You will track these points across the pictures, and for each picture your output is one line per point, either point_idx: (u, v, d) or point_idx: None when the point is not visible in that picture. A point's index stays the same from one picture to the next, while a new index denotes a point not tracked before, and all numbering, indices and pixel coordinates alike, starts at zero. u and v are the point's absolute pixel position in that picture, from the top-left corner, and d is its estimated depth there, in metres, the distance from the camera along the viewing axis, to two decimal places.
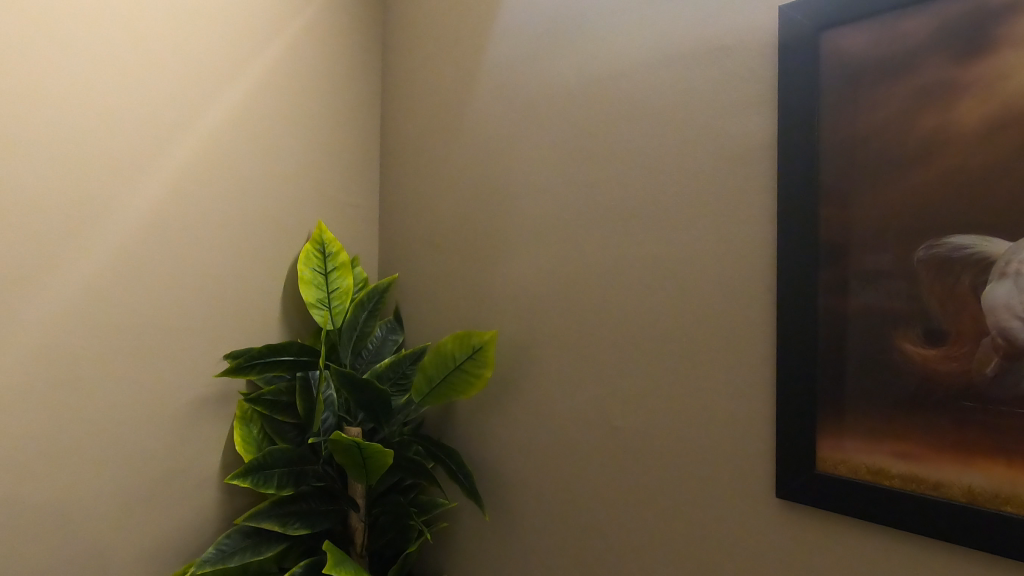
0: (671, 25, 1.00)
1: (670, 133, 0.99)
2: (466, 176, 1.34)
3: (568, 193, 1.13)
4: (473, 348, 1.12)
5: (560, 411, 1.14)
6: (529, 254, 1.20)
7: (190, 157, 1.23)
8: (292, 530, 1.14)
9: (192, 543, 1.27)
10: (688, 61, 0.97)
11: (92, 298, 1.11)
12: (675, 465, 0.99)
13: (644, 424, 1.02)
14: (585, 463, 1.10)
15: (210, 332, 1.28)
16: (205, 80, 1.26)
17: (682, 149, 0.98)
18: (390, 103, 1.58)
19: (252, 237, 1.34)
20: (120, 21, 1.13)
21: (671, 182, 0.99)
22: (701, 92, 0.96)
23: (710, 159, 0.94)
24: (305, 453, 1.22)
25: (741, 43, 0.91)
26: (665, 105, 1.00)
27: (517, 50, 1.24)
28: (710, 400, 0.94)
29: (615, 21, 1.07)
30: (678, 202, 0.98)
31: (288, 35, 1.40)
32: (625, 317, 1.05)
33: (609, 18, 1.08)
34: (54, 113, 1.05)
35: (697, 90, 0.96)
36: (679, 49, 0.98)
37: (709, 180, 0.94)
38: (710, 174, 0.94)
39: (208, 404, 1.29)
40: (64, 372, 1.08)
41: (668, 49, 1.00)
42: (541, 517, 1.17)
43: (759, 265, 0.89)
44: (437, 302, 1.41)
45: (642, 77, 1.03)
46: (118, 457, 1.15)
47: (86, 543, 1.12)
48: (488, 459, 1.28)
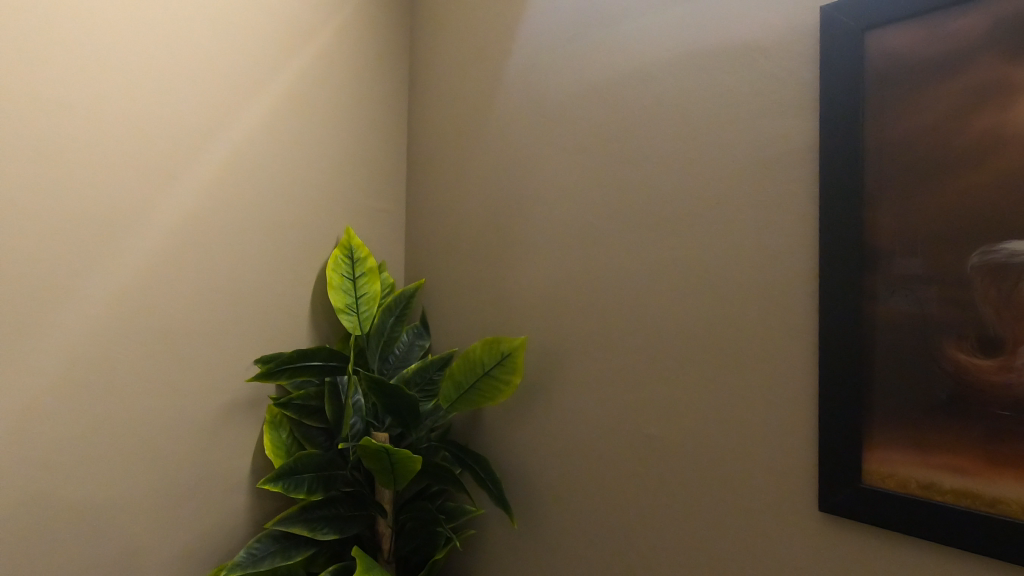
0: (705, 28, 0.98)
1: (703, 137, 0.98)
2: (493, 182, 1.33)
3: (597, 197, 1.13)
4: (502, 355, 1.11)
5: (589, 418, 1.13)
6: (558, 259, 1.19)
7: (222, 164, 1.25)
8: (322, 536, 1.14)
9: (222, 546, 1.28)
10: (722, 63, 0.96)
11: (129, 303, 1.13)
12: (709, 475, 0.97)
13: (677, 434, 1.00)
14: (616, 471, 1.09)
15: (241, 337, 1.30)
16: (237, 89, 1.28)
17: (716, 154, 0.96)
18: (417, 110, 1.58)
19: (282, 243, 1.36)
20: (156, 35, 1.16)
21: (705, 187, 0.97)
22: (736, 94, 0.94)
23: (745, 163, 0.93)
24: (333, 458, 1.22)
25: (779, 44, 0.90)
26: (698, 108, 0.99)
27: (546, 55, 1.23)
28: (747, 410, 0.92)
29: (646, 24, 1.06)
30: (712, 207, 0.96)
31: (318, 44, 1.41)
32: (657, 323, 1.03)
33: (641, 22, 1.07)
34: (91, 126, 1.07)
35: (733, 93, 0.94)
36: (713, 51, 0.97)
37: (745, 185, 0.93)
38: (746, 178, 0.93)
39: (239, 408, 1.30)
40: (102, 376, 1.11)
41: (702, 52, 0.98)
42: (570, 525, 1.16)
43: (799, 272, 0.87)
44: (465, 308, 1.40)
45: (675, 81, 1.02)
46: (153, 460, 1.17)
47: (120, 545, 1.13)
48: (516, 466, 1.27)
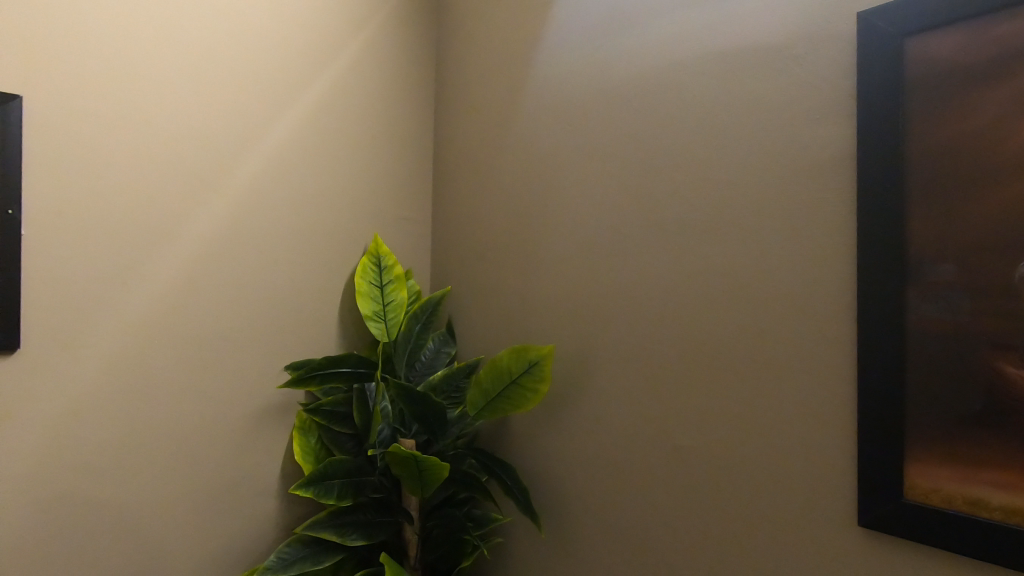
0: (736, 35, 0.97)
1: (734, 144, 0.97)
2: (520, 191, 1.34)
3: (626, 205, 1.12)
4: (531, 362, 1.11)
5: (618, 426, 1.13)
6: (586, 266, 1.19)
7: (255, 174, 1.29)
8: (351, 541, 1.16)
9: (253, 550, 1.31)
10: (754, 70, 0.95)
11: (165, 310, 1.17)
12: (742, 486, 0.96)
13: (708, 445, 0.99)
14: (645, 480, 1.08)
15: (272, 344, 1.32)
16: (269, 100, 1.31)
17: (748, 161, 0.95)
18: (444, 119, 1.59)
19: (312, 250, 1.38)
20: (192, 50, 1.20)
21: (737, 195, 0.97)
22: (768, 101, 0.93)
23: (778, 171, 0.92)
24: (362, 464, 1.23)
25: (814, 51, 0.89)
26: (729, 116, 0.98)
27: (574, 63, 1.24)
28: (783, 422, 0.91)
29: (675, 31, 1.06)
30: (744, 215, 0.96)
31: (347, 56, 1.44)
32: (687, 331, 1.03)
33: (670, 30, 1.07)
34: (130, 139, 1.12)
35: (766, 101, 0.93)
36: (745, 58, 0.96)
37: (778, 194, 0.92)
38: (779, 187, 0.92)
39: (270, 414, 1.33)
40: (140, 381, 1.14)
41: (733, 59, 0.98)
42: (599, 534, 1.16)
43: (836, 282, 0.86)
44: (492, 315, 1.41)
45: (706, 89, 1.01)
46: (187, 464, 1.21)
47: (155, 547, 1.16)
48: (544, 474, 1.26)
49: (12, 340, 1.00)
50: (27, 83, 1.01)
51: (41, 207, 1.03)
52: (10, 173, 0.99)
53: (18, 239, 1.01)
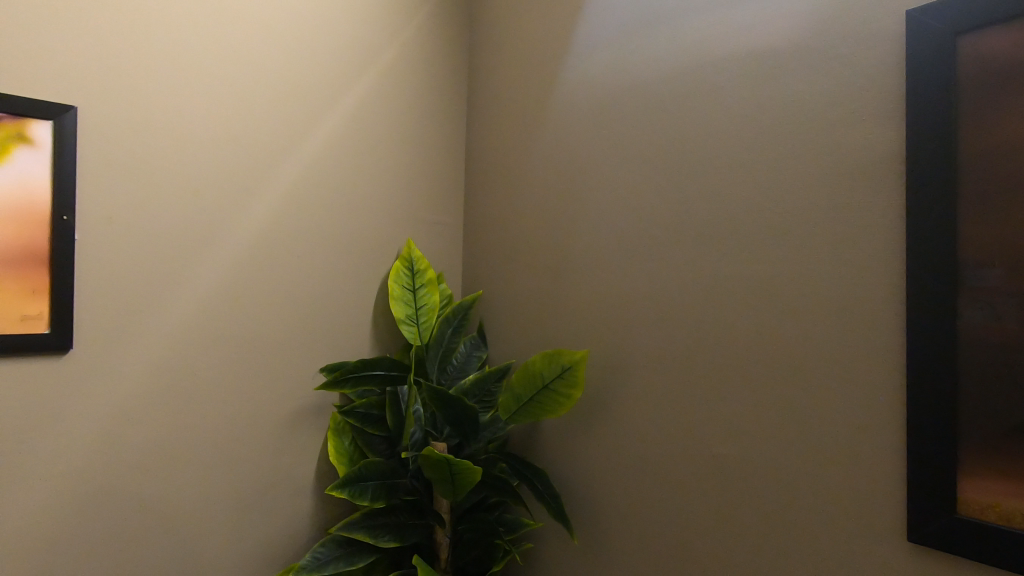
0: (774, 35, 0.96)
1: (773, 147, 0.95)
2: (553, 196, 1.34)
3: (661, 209, 1.11)
4: (563, 367, 1.10)
5: (652, 433, 1.11)
6: (620, 270, 1.18)
7: (293, 179, 1.32)
8: (383, 543, 1.16)
9: (288, 548, 1.33)
10: (795, 71, 0.93)
11: (207, 312, 1.21)
12: (782, 496, 0.93)
13: (748, 455, 0.97)
14: (681, 489, 1.06)
15: (308, 347, 1.35)
16: (307, 107, 1.34)
17: (788, 164, 0.94)
18: (476, 124, 1.60)
19: (347, 254, 1.40)
20: (233, 61, 1.24)
21: (777, 199, 0.95)
22: (810, 104, 0.91)
23: (820, 174, 0.90)
24: (395, 466, 1.25)
25: (859, 51, 0.86)
26: (769, 119, 0.96)
27: (609, 66, 1.23)
28: (827, 432, 0.88)
29: (712, 33, 1.05)
30: (785, 219, 0.94)
31: (382, 63, 1.46)
32: (725, 337, 1.01)
33: (707, 30, 1.05)
34: (174, 147, 1.17)
35: (808, 102, 0.91)
36: (783, 60, 0.95)
37: (821, 198, 0.90)
38: (822, 190, 0.89)
39: (306, 415, 1.35)
40: (182, 380, 1.18)
41: (772, 60, 0.96)
42: (633, 542, 1.14)
43: (884, 288, 0.83)
44: (525, 319, 1.41)
45: (744, 91, 1.00)
46: (225, 461, 1.24)
47: (195, 541, 1.20)
48: (577, 480, 1.26)
49: (65, 340, 1.05)
50: (82, 95, 1.07)
51: (92, 213, 1.09)
52: (66, 180, 1.05)
53: (72, 243, 1.06)
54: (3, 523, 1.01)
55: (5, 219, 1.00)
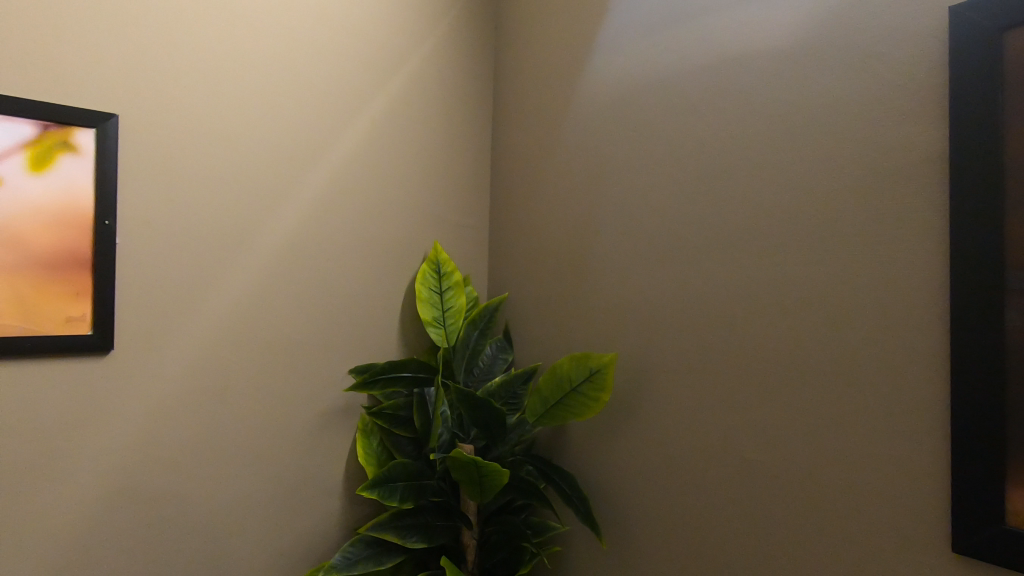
0: (806, 33, 0.95)
1: (806, 147, 0.94)
2: (580, 198, 1.34)
3: (691, 210, 1.11)
4: (591, 370, 1.10)
5: (683, 437, 1.10)
6: (649, 273, 1.18)
7: (323, 183, 1.34)
8: (412, 544, 1.17)
9: (318, 547, 1.35)
10: (829, 70, 0.92)
11: (240, 314, 1.24)
12: (818, 503, 0.91)
13: (782, 460, 0.96)
14: (712, 494, 1.05)
15: (337, 348, 1.37)
16: (335, 112, 1.36)
17: (823, 164, 0.92)
18: (501, 127, 1.61)
19: (375, 257, 1.42)
20: (265, 67, 1.27)
21: (810, 200, 0.93)
22: (845, 103, 0.90)
23: (857, 175, 0.88)
24: (423, 467, 1.25)
25: (897, 48, 0.84)
26: (802, 119, 0.95)
27: (637, 66, 1.22)
28: (865, 439, 0.86)
29: (742, 32, 1.03)
30: (820, 220, 0.92)
31: (409, 67, 1.47)
32: (757, 341, 0.99)
33: (735, 29, 1.04)
34: (208, 152, 1.21)
35: (843, 101, 0.90)
36: (816, 59, 0.93)
37: (858, 199, 0.88)
38: (859, 191, 0.88)
39: (335, 416, 1.37)
40: (216, 380, 1.22)
41: (805, 58, 0.95)
42: (662, 547, 1.13)
43: (927, 292, 0.81)
44: (552, 322, 1.41)
45: (775, 91, 0.98)
46: (257, 460, 1.27)
47: (227, 538, 1.24)
48: (607, 484, 1.25)
49: (106, 340, 1.10)
50: (123, 103, 1.12)
51: (133, 217, 1.13)
52: (108, 185, 1.10)
53: (114, 247, 1.11)
54: (50, 515, 1.06)
55: (52, 223, 1.05)
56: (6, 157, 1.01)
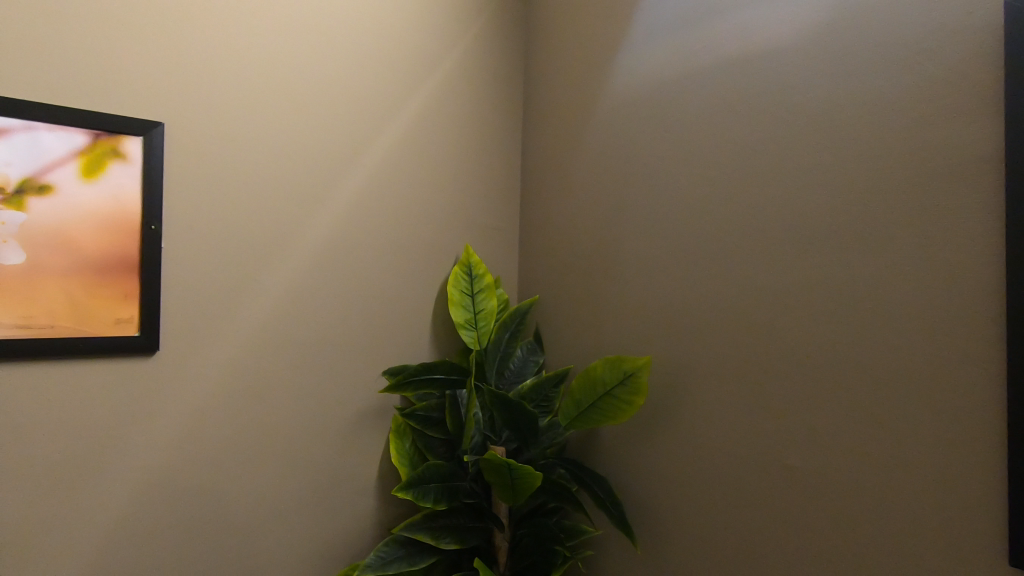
0: (847, 29, 0.92)
1: (847, 147, 0.92)
2: (612, 200, 1.33)
3: (727, 212, 1.09)
4: (625, 373, 1.09)
5: (719, 442, 1.09)
6: (684, 275, 1.16)
7: (357, 187, 1.36)
8: (445, 545, 1.18)
9: (353, 546, 1.37)
10: (873, 65, 0.89)
11: (278, 316, 1.27)
12: (861, 511, 0.89)
13: (824, 467, 0.93)
14: (750, 501, 1.04)
15: (372, 350, 1.39)
16: (369, 116, 1.38)
17: (867, 163, 0.89)
18: (532, 130, 1.61)
19: (408, 259, 1.43)
20: (301, 74, 1.30)
21: (853, 200, 0.91)
22: (889, 98, 0.87)
23: (902, 174, 0.85)
24: (455, 469, 1.26)
25: (947, 39, 0.81)
26: (844, 117, 0.92)
27: (671, 66, 1.21)
28: (913, 447, 0.83)
29: (779, 29, 1.02)
30: (863, 221, 0.89)
31: (441, 71, 1.49)
32: (797, 345, 0.97)
33: (773, 27, 1.02)
34: (246, 158, 1.24)
35: (887, 97, 0.87)
36: (859, 54, 0.91)
37: (903, 198, 0.85)
38: (906, 189, 0.84)
39: (369, 417, 1.39)
40: (256, 381, 1.25)
41: (847, 55, 0.92)
42: (697, 554, 1.12)
43: (981, 293, 0.77)
44: (585, 325, 1.41)
45: (815, 88, 0.96)
46: (294, 459, 1.30)
47: (265, 535, 1.27)
48: (642, 489, 1.24)
49: (153, 341, 1.14)
50: (167, 111, 1.16)
51: (177, 223, 1.17)
52: (155, 192, 1.13)
53: (160, 250, 1.14)
54: (100, 509, 1.11)
55: (103, 228, 1.10)
56: (61, 165, 1.06)
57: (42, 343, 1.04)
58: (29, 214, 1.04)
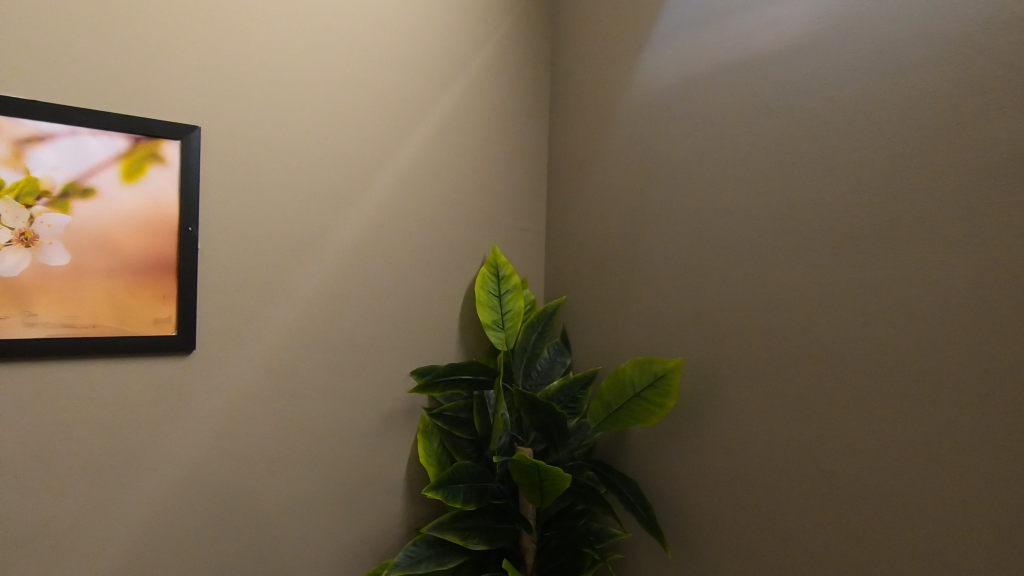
0: (884, 18, 0.89)
1: (881, 139, 0.88)
2: (641, 200, 1.32)
3: (759, 211, 1.07)
4: (656, 375, 1.08)
5: (753, 447, 1.06)
6: (714, 276, 1.15)
7: (385, 188, 1.37)
8: (473, 545, 1.18)
9: (382, 545, 1.38)
10: (907, 53, 0.85)
11: (307, 316, 1.29)
12: (899, 519, 0.85)
13: (862, 475, 0.90)
14: (784, 506, 1.01)
15: (400, 351, 1.40)
16: (396, 117, 1.39)
17: (903, 155, 0.86)
18: (558, 130, 1.60)
19: (435, 260, 1.44)
20: (328, 76, 1.31)
21: (887, 195, 0.87)
22: (926, 87, 0.83)
23: (939, 166, 0.81)
24: (484, 470, 1.26)
25: (987, 23, 0.77)
26: (877, 109, 0.89)
27: (699, 62, 1.20)
28: (956, 455, 0.79)
29: (810, 21, 0.99)
30: (899, 217, 0.86)
31: (468, 72, 1.49)
32: (830, 347, 0.95)
33: (803, 19, 1.00)
34: (274, 159, 1.25)
35: (923, 86, 0.84)
36: (893, 42, 0.87)
37: (941, 192, 0.81)
38: (944, 183, 0.81)
39: (397, 417, 1.40)
40: (286, 380, 1.27)
41: (880, 43, 0.89)
42: (729, 559, 1.10)
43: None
44: (614, 326, 1.39)
45: (848, 80, 0.93)
46: (322, 458, 1.31)
47: (294, 532, 1.28)
48: (672, 492, 1.23)
49: (189, 341, 1.16)
50: (201, 114, 1.18)
51: (211, 224, 1.19)
52: (191, 194, 1.16)
53: (195, 251, 1.17)
54: (136, 503, 1.14)
55: (142, 229, 1.13)
56: (102, 169, 1.09)
57: (85, 341, 1.08)
58: (73, 217, 1.07)
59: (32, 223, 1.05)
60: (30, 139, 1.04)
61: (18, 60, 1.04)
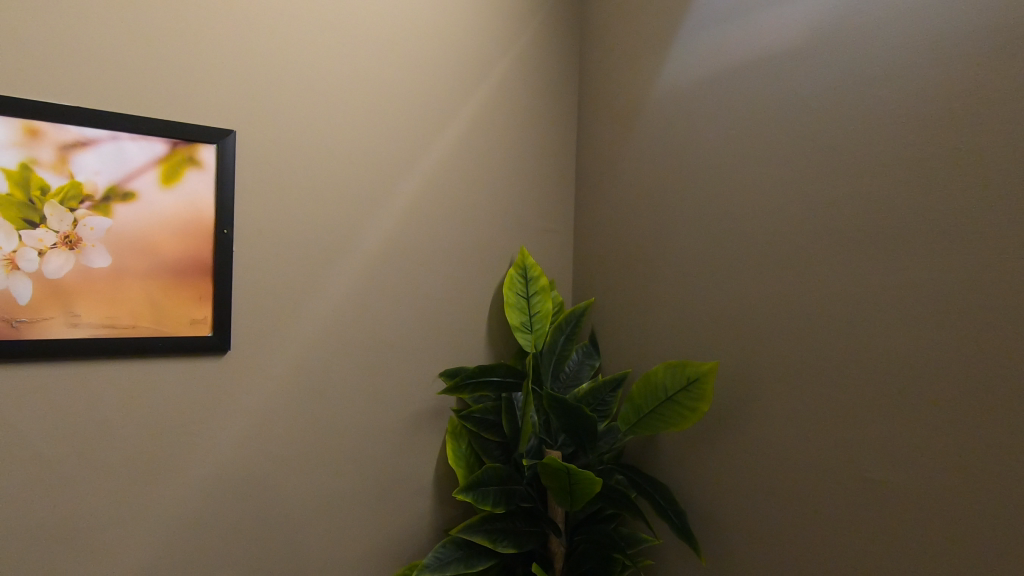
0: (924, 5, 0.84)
1: (921, 133, 0.84)
2: (670, 199, 1.30)
3: (791, 210, 1.04)
4: (690, 379, 1.05)
5: (788, 452, 1.03)
6: (747, 276, 1.12)
7: (413, 190, 1.38)
8: (502, 548, 1.17)
9: (409, 546, 1.39)
10: (949, 41, 0.81)
11: (336, 317, 1.30)
12: (944, 531, 0.81)
13: (904, 483, 0.86)
14: (820, 514, 0.98)
15: (428, 352, 1.40)
16: (422, 117, 1.39)
17: (944, 149, 0.82)
18: (587, 130, 1.59)
19: (464, 261, 1.44)
20: (356, 77, 1.32)
21: (927, 191, 0.83)
22: (968, 77, 0.79)
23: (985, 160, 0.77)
24: (512, 472, 1.26)
25: None
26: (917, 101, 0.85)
27: (729, 58, 1.17)
28: (1005, 464, 0.75)
29: (845, 12, 0.95)
30: (941, 214, 0.82)
31: (495, 73, 1.49)
32: (867, 350, 0.91)
33: (838, 10, 0.96)
34: (302, 160, 1.26)
35: (965, 76, 0.80)
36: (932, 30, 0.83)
37: (985, 187, 0.77)
38: (990, 178, 0.77)
39: (426, 419, 1.40)
40: (315, 380, 1.28)
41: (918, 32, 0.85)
42: (763, 567, 1.07)
43: None
44: (644, 328, 1.37)
45: (885, 72, 0.89)
46: (350, 458, 1.32)
47: (321, 530, 1.29)
48: (704, 497, 1.20)
49: (223, 342, 1.18)
50: (234, 118, 1.20)
51: (245, 226, 1.21)
52: (227, 198, 1.18)
53: (229, 253, 1.19)
54: (171, 499, 1.16)
55: (180, 232, 1.15)
56: (142, 173, 1.12)
57: (126, 342, 1.11)
58: (114, 220, 1.10)
59: (76, 226, 1.08)
60: (74, 145, 1.07)
61: (62, 67, 1.06)
